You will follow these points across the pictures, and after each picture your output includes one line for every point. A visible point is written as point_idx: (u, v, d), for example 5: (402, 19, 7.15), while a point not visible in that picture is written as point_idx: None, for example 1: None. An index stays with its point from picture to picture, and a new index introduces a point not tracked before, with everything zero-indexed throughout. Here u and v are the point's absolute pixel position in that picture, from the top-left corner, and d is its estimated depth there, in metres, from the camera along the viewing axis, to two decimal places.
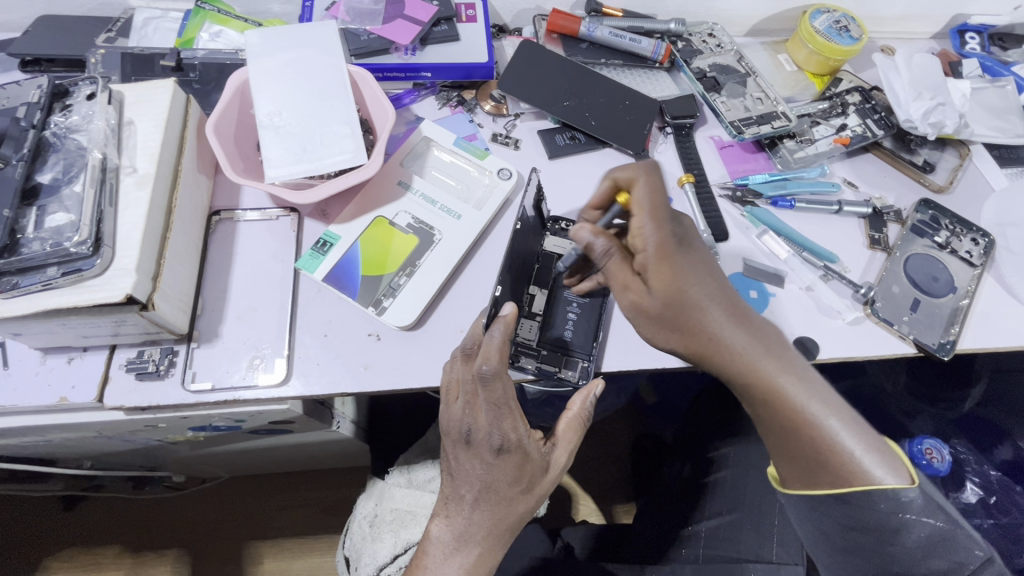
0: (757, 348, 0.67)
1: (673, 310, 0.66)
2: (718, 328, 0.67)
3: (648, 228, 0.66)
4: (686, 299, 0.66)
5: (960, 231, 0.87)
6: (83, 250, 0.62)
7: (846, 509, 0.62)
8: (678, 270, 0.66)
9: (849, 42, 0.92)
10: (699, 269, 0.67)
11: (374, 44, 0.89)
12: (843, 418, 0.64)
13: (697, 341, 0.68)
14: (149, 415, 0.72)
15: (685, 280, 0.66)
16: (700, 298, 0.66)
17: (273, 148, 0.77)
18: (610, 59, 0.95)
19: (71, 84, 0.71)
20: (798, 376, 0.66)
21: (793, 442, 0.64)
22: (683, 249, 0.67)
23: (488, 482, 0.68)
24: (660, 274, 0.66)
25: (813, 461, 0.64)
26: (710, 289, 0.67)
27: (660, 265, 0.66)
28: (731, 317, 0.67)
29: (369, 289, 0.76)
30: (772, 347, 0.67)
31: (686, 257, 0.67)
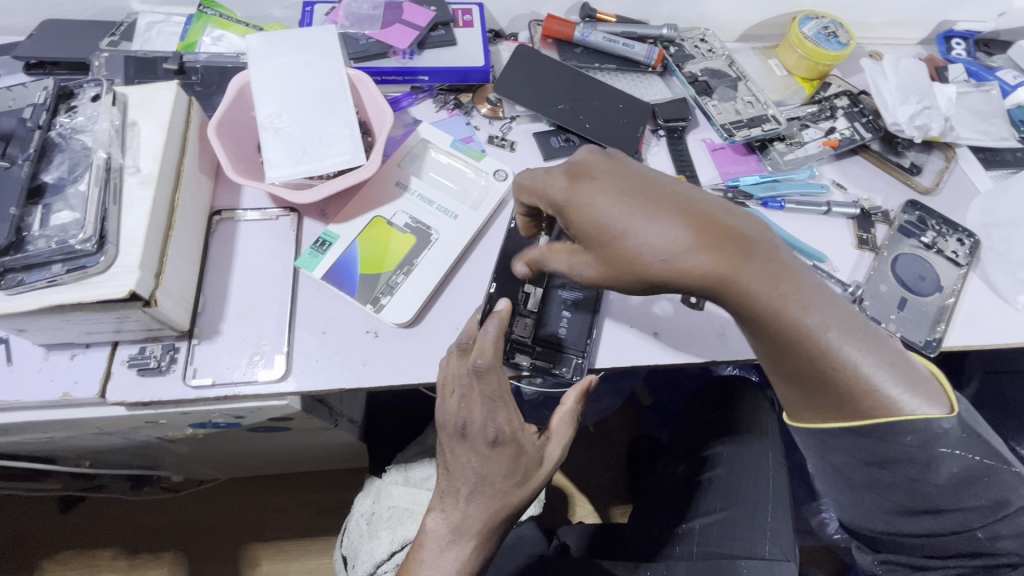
0: (727, 259, 0.55)
1: (611, 250, 0.58)
2: (671, 250, 0.56)
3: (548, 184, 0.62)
4: (619, 233, 0.57)
5: (947, 231, 0.89)
6: (88, 247, 0.64)
7: (876, 443, 0.60)
8: (595, 204, 0.59)
9: (837, 47, 0.94)
10: (621, 192, 0.58)
11: (373, 49, 0.91)
12: (839, 324, 0.57)
13: (654, 275, 0.57)
14: (150, 410, 0.73)
15: (609, 214, 0.58)
16: (635, 224, 0.57)
17: (274, 149, 0.79)
18: (603, 63, 0.97)
19: (76, 86, 0.73)
20: (780, 282, 0.56)
21: (795, 362, 0.58)
22: (599, 185, 0.59)
23: (483, 474, 0.69)
24: (579, 219, 0.60)
25: (820, 382, 0.58)
26: (640, 210, 0.57)
27: (575, 210, 0.60)
28: (685, 230, 0.56)
29: (367, 287, 0.78)
30: (760, 259, 0.57)
31: (601, 187, 0.59)
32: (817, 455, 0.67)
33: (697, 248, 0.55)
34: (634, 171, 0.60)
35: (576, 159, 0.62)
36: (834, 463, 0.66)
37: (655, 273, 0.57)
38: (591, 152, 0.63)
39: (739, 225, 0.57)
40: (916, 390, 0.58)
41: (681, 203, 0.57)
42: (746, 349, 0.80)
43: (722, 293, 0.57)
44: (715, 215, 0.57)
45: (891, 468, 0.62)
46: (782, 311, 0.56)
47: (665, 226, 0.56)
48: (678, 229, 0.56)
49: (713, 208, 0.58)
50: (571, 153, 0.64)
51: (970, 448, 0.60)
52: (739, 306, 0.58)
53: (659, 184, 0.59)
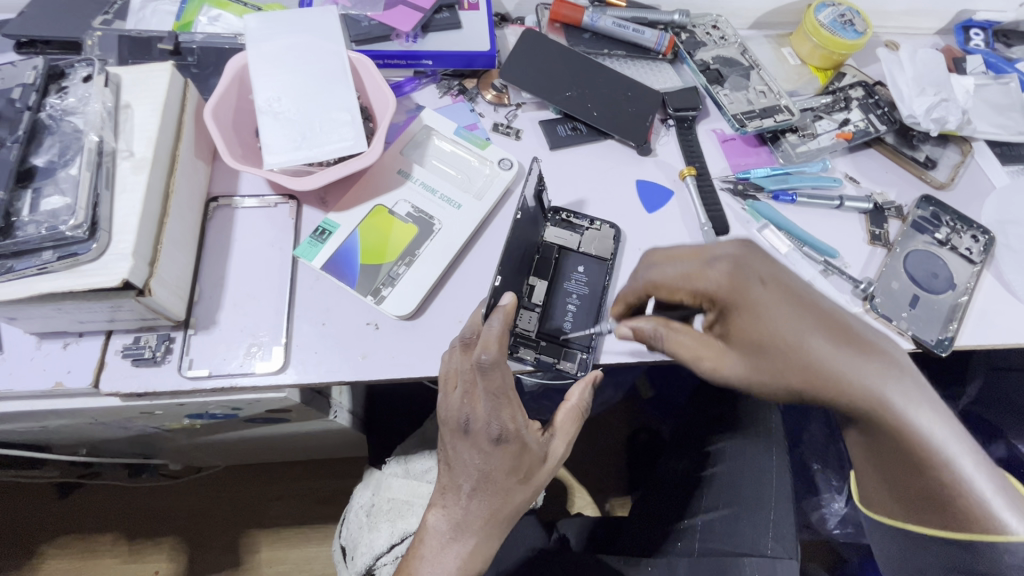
0: (876, 379, 0.56)
1: (766, 354, 0.59)
2: (824, 363, 0.57)
3: (710, 275, 0.62)
4: (782, 342, 0.58)
5: (960, 228, 0.87)
6: (79, 234, 0.62)
7: (965, 554, 0.57)
8: (764, 309, 0.59)
9: (854, 36, 0.91)
10: (786, 298, 0.59)
11: (375, 31, 0.88)
12: (974, 452, 0.56)
13: (802, 385, 0.58)
14: (145, 402, 0.71)
15: (772, 321, 0.58)
16: (797, 334, 0.57)
17: (273, 135, 0.76)
18: (613, 49, 0.94)
19: (67, 65, 0.70)
20: (926, 405, 0.56)
21: (918, 481, 0.58)
22: (760, 284, 0.60)
23: (486, 471, 0.68)
24: (739, 316, 0.60)
25: (937, 501, 0.57)
26: (801, 319, 0.58)
27: (739, 311, 0.60)
28: (838, 346, 0.57)
29: (368, 278, 0.76)
30: (906, 374, 0.57)
31: (769, 292, 0.59)
32: (895, 546, 0.64)
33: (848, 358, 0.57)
34: (792, 278, 0.61)
35: (737, 257, 0.62)
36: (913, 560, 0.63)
37: (801, 383, 0.58)
38: (748, 247, 0.63)
39: (886, 346, 0.58)
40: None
41: (833, 320, 0.58)
42: None
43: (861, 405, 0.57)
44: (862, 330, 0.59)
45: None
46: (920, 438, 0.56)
47: (822, 339, 0.57)
48: (829, 347, 0.57)
49: (860, 327, 0.59)
50: (727, 245, 0.64)
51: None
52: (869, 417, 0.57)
53: (815, 296, 0.60)
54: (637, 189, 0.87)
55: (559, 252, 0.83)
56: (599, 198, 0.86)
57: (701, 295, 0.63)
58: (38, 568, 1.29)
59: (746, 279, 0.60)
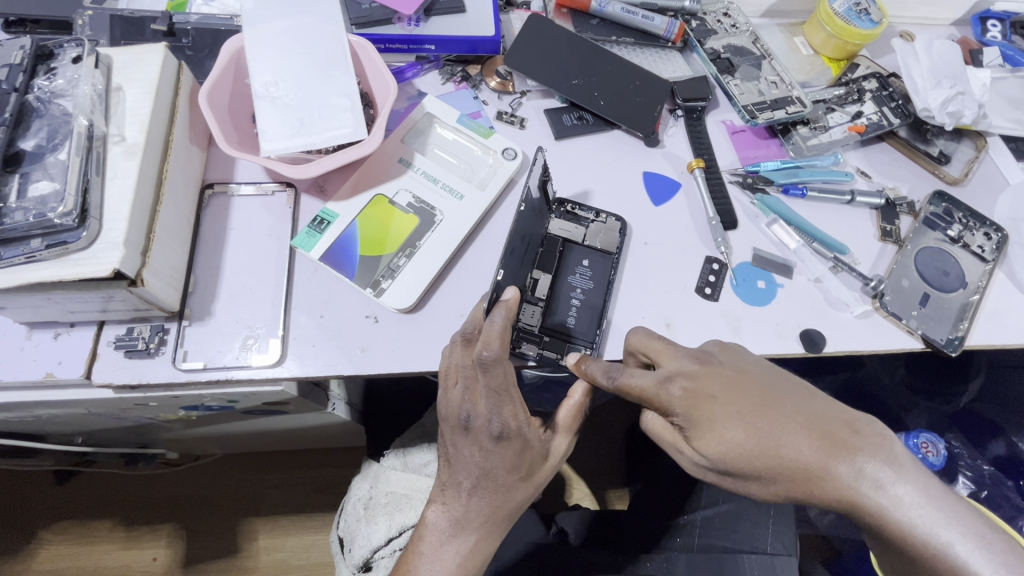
0: (849, 473, 0.58)
1: (737, 461, 0.60)
2: (794, 465, 0.58)
3: (667, 396, 0.63)
4: (748, 453, 0.59)
5: (973, 225, 0.85)
6: (68, 222, 0.60)
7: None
8: (725, 426, 0.60)
9: (869, 26, 0.89)
10: (744, 409, 0.61)
11: (376, 14, 0.85)
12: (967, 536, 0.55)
13: (780, 487, 0.60)
14: (138, 394, 0.70)
15: (733, 434, 0.60)
16: (763, 443, 0.59)
17: (270, 120, 0.74)
18: (621, 36, 0.92)
19: (56, 45, 0.68)
20: (903, 494, 0.57)
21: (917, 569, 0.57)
22: (715, 396, 0.62)
23: (486, 469, 0.67)
24: (700, 431, 0.62)
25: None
26: (761, 431, 0.59)
27: (701, 428, 0.62)
28: (806, 448, 0.59)
29: (367, 269, 0.74)
30: (878, 464, 0.58)
31: (728, 409, 0.61)
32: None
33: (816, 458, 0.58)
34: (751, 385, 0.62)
35: (698, 372, 0.63)
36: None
37: (777, 481, 0.60)
38: (704, 360, 0.64)
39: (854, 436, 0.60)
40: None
41: (797, 420, 0.60)
42: (763, 343, 0.76)
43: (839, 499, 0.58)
44: (830, 424, 0.60)
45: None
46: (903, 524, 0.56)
47: (790, 445, 0.59)
48: (796, 449, 0.59)
49: (831, 421, 0.61)
50: (699, 364, 0.64)
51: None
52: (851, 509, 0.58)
53: (777, 398, 0.62)
54: (644, 181, 0.85)
55: (563, 244, 0.81)
56: (604, 189, 0.84)
57: (663, 407, 0.64)
58: (36, 553, 1.28)
59: (703, 394, 0.62)
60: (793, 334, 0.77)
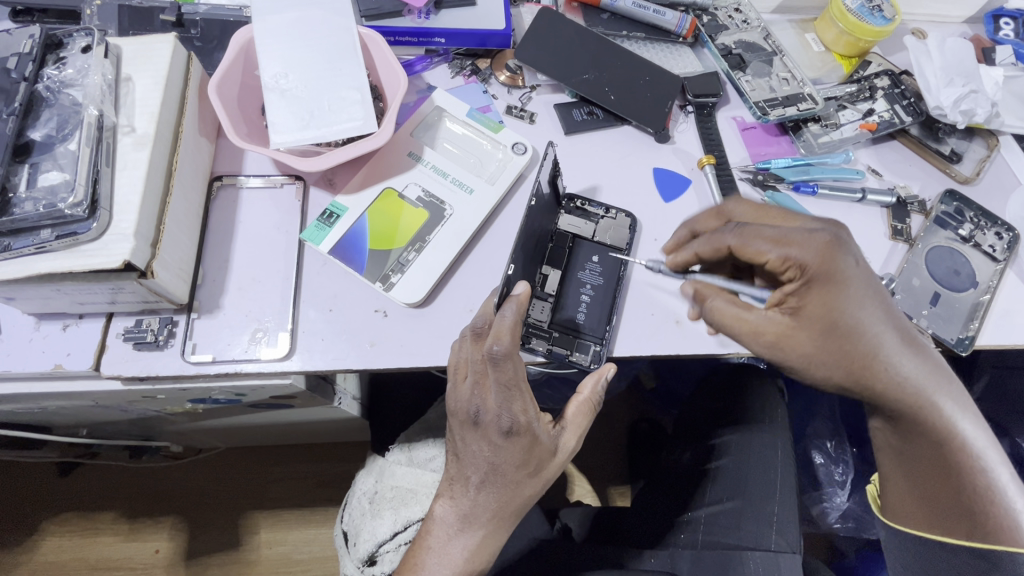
0: (920, 374, 0.63)
1: (841, 337, 0.61)
2: (881, 350, 0.62)
3: (804, 256, 0.61)
4: (850, 329, 0.61)
5: (984, 224, 0.85)
6: (79, 213, 0.60)
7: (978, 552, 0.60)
8: (852, 298, 0.61)
9: (882, 23, 0.88)
10: (873, 293, 0.62)
11: (386, 6, 0.85)
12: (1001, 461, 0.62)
13: (854, 371, 0.62)
14: (147, 386, 0.69)
15: (869, 316, 0.61)
16: (877, 327, 0.61)
17: (279, 112, 0.74)
18: (632, 31, 0.91)
19: (65, 34, 0.67)
20: (958, 404, 0.63)
21: (945, 481, 0.63)
22: (850, 266, 0.61)
23: (495, 464, 0.66)
24: (823, 301, 0.61)
25: (965, 507, 0.62)
26: (886, 318, 0.62)
27: (829, 286, 0.60)
28: (895, 338, 0.62)
29: (376, 263, 0.73)
30: (948, 380, 0.64)
31: (861, 284, 0.61)
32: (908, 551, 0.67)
33: (901, 350, 0.62)
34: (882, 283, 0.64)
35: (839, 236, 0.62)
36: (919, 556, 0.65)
37: (861, 366, 0.62)
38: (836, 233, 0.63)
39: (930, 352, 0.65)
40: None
41: (907, 325, 0.64)
42: None
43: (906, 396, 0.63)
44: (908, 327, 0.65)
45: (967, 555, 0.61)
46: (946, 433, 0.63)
47: (892, 336, 0.62)
48: (896, 342, 0.62)
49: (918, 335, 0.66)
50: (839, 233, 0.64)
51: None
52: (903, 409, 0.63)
53: (885, 291, 0.63)
54: (654, 177, 0.84)
55: (572, 240, 0.81)
56: (614, 185, 0.83)
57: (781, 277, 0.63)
58: (38, 545, 1.28)
59: (837, 253, 0.60)
60: None
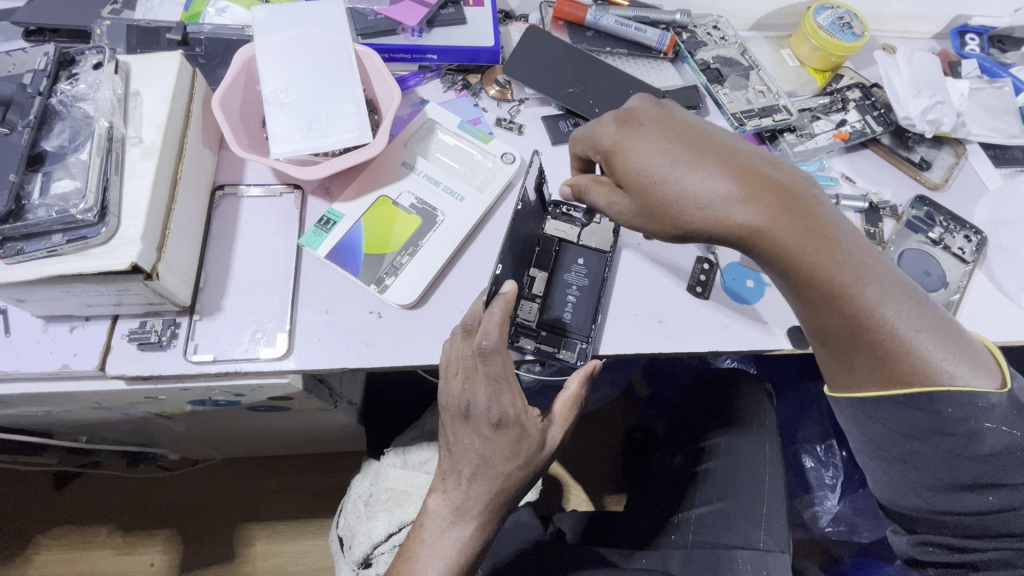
0: (756, 213, 0.56)
1: (652, 196, 0.59)
2: (706, 196, 0.57)
3: (604, 131, 0.64)
4: (657, 182, 0.59)
5: (954, 228, 0.88)
6: (89, 218, 0.63)
7: (924, 416, 0.58)
8: (645, 152, 0.60)
9: (852, 38, 0.93)
10: (666, 141, 0.60)
11: (381, 25, 0.89)
12: (878, 284, 0.56)
13: (694, 223, 0.58)
14: (150, 385, 0.72)
15: (657, 160, 0.59)
16: (680, 172, 0.58)
17: (279, 124, 0.77)
18: (615, 48, 0.96)
19: (78, 52, 0.71)
20: (820, 237, 0.57)
21: (829, 319, 0.58)
22: (645, 123, 0.62)
23: (486, 456, 0.69)
24: (625, 166, 0.61)
25: (865, 349, 0.57)
26: (685, 159, 0.58)
27: (630, 149, 0.61)
28: (720, 177, 0.57)
29: (371, 267, 0.77)
30: (796, 205, 0.57)
31: (654, 137, 0.60)
32: (849, 423, 0.64)
33: (735, 196, 0.56)
34: (682, 124, 0.62)
35: (626, 110, 0.64)
36: (868, 437, 0.63)
37: (693, 220, 0.58)
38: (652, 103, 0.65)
39: (785, 182, 0.58)
40: (962, 360, 0.56)
41: (725, 155, 0.58)
42: (755, 341, 0.79)
43: (761, 243, 0.57)
44: (755, 165, 0.58)
45: (928, 441, 0.59)
46: (815, 266, 0.56)
47: (703, 179, 0.57)
48: (718, 177, 0.57)
49: (757, 161, 0.59)
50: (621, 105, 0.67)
51: (1016, 425, 0.58)
52: (777, 256, 0.58)
53: (703, 135, 0.60)
54: None
55: (559, 244, 0.84)
56: None
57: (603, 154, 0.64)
58: (32, 559, 1.29)
59: (636, 114, 0.63)
60: (781, 331, 0.80)
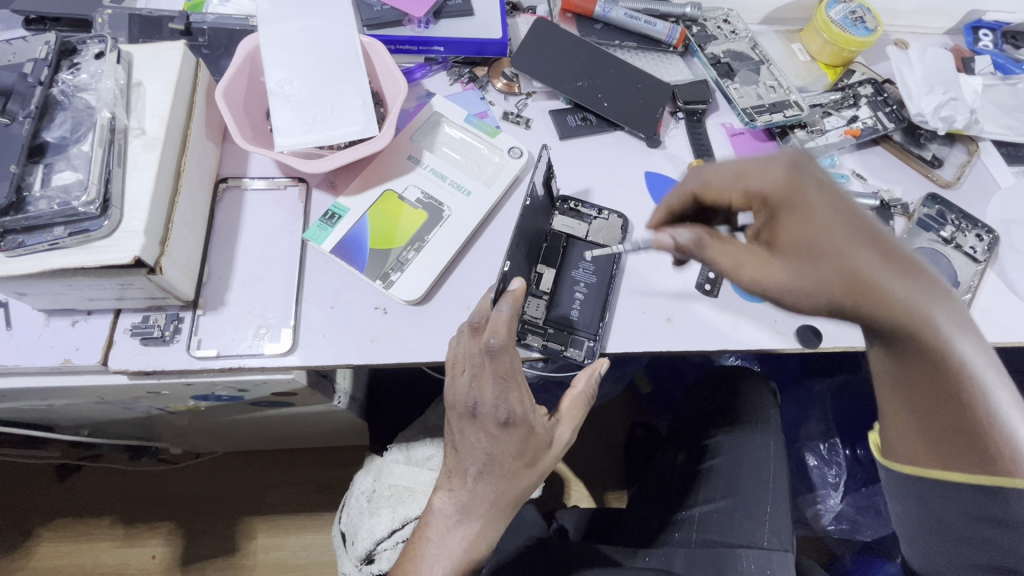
0: (911, 296, 0.52)
1: (805, 259, 0.55)
2: (868, 269, 0.53)
3: (761, 172, 0.59)
4: (819, 244, 0.55)
5: (965, 226, 0.87)
6: (91, 211, 0.62)
7: (1000, 507, 0.52)
8: (815, 212, 0.55)
9: (864, 33, 0.92)
10: (833, 206, 0.56)
11: (388, 16, 0.88)
12: (1011, 391, 0.52)
13: (848, 297, 0.53)
14: (153, 380, 0.71)
15: (820, 223, 0.55)
16: (842, 241, 0.54)
17: (284, 117, 0.76)
18: (624, 41, 0.95)
19: (79, 41, 0.70)
20: (966, 334, 0.53)
21: (944, 412, 0.53)
22: (812, 181, 0.57)
23: (492, 455, 0.68)
24: (784, 215, 0.57)
25: (972, 444, 0.53)
26: (851, 229, 0.54)
27: (793, 204, 0.57)
28: (884, 257, 0.53)
29: (377, 262, 0.76)
30: (948, 298, 0.53)
31: (822, 200, 0.56)
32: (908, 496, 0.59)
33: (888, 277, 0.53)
34: (846, 191, 0.58)
35: (789, 158, 0.60)
36: (930, 511, 0.57)
37: (840, 291, 0.53)
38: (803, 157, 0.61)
39: (934, 272, 0.55)
40: None
41: (887, 237, 0.55)
42: (763, 339, 0.78)
43: (899, 329, 0.53)
44: (909, 250, 0.55)
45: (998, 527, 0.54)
46: (950, 362, 0.52)
47: (871, 256, 0.53)
48: (878, 263, 0.53)
49: (912, 246, 0.55)
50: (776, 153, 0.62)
51: None
52: (907, 342, 0.53)
53: (864, 208, 0.57)
54: (646, 181, 0.87)
55: (567, 240, 0.83)
56: (605, 188, 0.86)
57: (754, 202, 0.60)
58: (35, 550, 1.29)
59: (805, 167, 0.59)
60: (790, 329, 0.79)
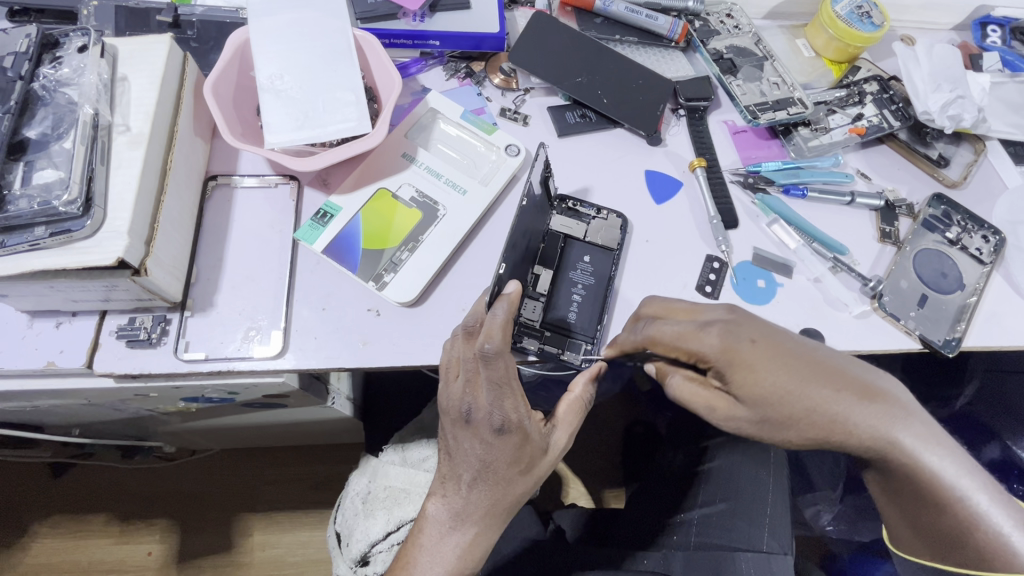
0: (871, 419, 0.57)
1: (772, 407, 0.59)
2: (826, 403, 0.58)
3: (704, 340, 0.62)
4: (779, 393, 0.59)
5: (971, 227, 0.85)
6: (73, 210, 0.60)
7: None
8: (762, 369, 0.59)
9: (870, 29, 0.90)
10: (780, 356, 0.60)
11: (380, 10, 0.86)
12: (987, 483, 0.55)
13: (809, 439, 0.59)
14: (140, 383, 0.70)
15: (774, 378, 0.59)
16: (801, 385, 0.58)
17: (274, 113, 0.74)
18: (624, 35, 0.92)
19: (62, 34, 0.68)
20: (929, 441, 0.57)
21: (932, 515, 0.57)
22: (748, 337, 0.61)
23: (487, 462, 0.66)
24: (739, 382, 0.61)
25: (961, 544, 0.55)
26: (802, 373, 0.59)
27: (741, 368, 0.60)
28: (836, 389, 0.58)
29: (370, 262, 0.74)
30: (903, 409, 0.58)
31: (766, 352, 0.60)
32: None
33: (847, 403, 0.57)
34: (789, 339, 0.62)
35: (726, 319, 0.63)
36: None
37: (812, 424, 0.58)
38: (738, 311, 0.65)
39: (886, 389, 0.59)
40: None
41: (834, 368, 0.59)
42: None
43: (870, 445, 0.57)
44: (857, 373, 0.60)
45: None
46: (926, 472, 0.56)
47: (821, 389, 0.58)
48: (834, 394, 0.58)
49: (858, 371, 0.61)
50: (713, 310, 0.66)
51: None
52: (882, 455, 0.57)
53: (808, 348, 0.61)
54: (646, 179, 0.85)
55: (565, 241, 0.81)
56: (604, 186, 0.84)
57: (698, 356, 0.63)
58: (29, 547, 1.28)
59: (744, 320, 0.63)
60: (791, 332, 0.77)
